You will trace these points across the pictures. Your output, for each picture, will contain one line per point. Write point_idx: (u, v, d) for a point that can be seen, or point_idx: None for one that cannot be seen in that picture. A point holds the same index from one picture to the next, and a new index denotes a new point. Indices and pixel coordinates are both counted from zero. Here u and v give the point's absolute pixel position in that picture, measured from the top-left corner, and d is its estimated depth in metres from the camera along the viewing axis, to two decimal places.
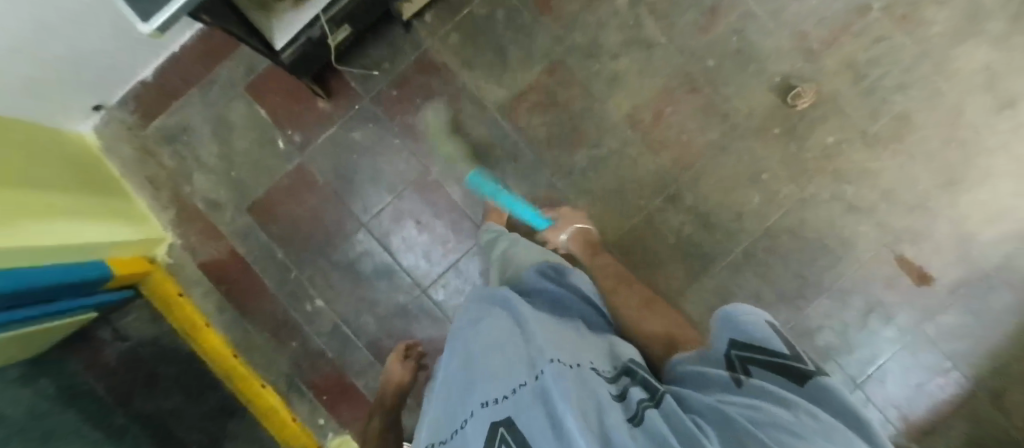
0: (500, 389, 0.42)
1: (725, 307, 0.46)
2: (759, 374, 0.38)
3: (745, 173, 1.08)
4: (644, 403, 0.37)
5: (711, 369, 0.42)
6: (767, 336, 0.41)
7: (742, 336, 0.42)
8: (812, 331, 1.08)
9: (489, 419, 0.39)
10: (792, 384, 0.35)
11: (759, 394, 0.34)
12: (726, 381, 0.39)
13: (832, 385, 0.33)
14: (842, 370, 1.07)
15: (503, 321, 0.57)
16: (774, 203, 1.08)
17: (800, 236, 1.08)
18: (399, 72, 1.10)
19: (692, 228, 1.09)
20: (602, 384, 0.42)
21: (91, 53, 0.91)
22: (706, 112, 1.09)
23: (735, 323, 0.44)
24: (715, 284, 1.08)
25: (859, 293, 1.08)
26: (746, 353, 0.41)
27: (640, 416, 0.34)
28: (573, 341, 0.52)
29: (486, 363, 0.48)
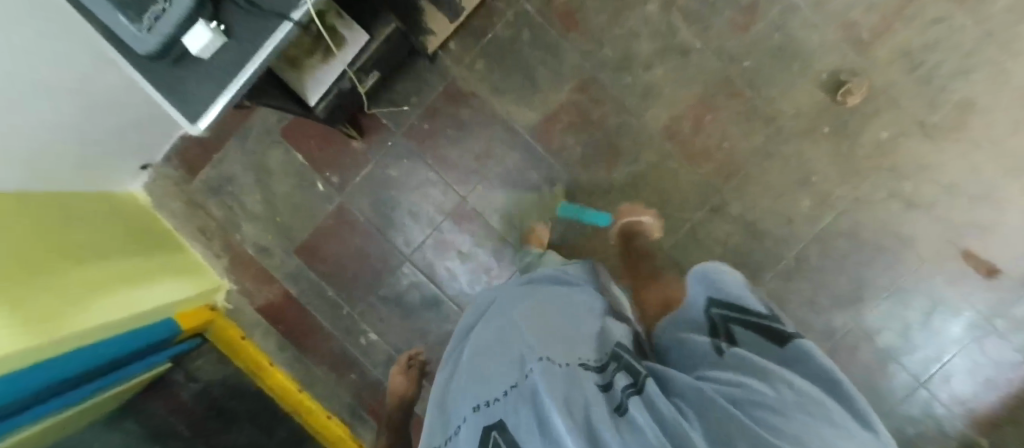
0: (489, 389, 0.40)
1: (696, 269, 0.50)
2: (740, 337, 0.40)
3: (794, 177, 1.04)
4: (629, 393, 0.35)
5: (696, 334, 0.44)
6: (741, 295, 0.44)
7: (719, 296, 0.46)
8: (871, 333, 1.05)
9: (476, 421, 0.37)
10: (768, 344, 0.37)
11: (738, 367, 0.34)
12: (709, 349, 0.40)
13: (804, 343, 0.34)
14: (905, 370, 1.05)
15: (495, 321, 0.55)
16: (826, 206, 1.04)
17: (855, 238, 1.04)
18: (428, 103, 1.09)
19: (739, 237, 1.06)
20: (590, 376, 0.39)
21: (128, 115, 0.93)
22: (748, 116, 1.04)
23: (710, 284, 0.47)
24: (766, 293, 1.06)
25: (921, 292, 1.04)
26: (727, 315, 0.44)
27: (625, 408, 0.33)
28: (563, 332, 0.49)
29: (478, 365, 0.46)
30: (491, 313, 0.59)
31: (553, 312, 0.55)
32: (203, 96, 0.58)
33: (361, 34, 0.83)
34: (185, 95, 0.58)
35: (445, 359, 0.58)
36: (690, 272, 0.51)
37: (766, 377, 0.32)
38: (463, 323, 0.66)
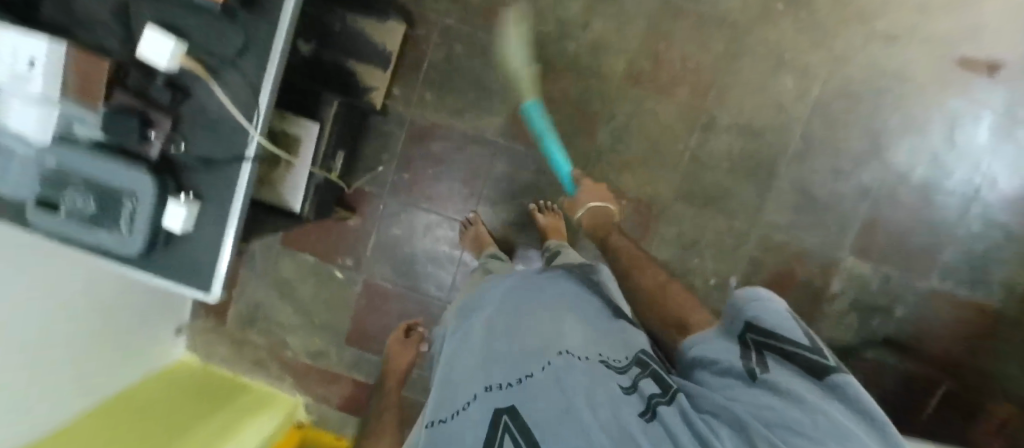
0: (503, 377, 0.42)
1: (737, 291, 0.43)
2: (775, 366, 0.35)
3: (769, 64, 1.02)
4: (655, 398, 0.37)
5: (724, 355, 0.39)
6: (786, 325, 0.38)
7: (756, 322, 0.40)
8: (903, 175, 1.04)
9: (488, 404, 0.39)
10: (806, 377, 0.33)
11: (769, 390, 0.33)
12: (740, 373, 0.36)
13: (852, 385, 0.31)
14: (950, 194, 1.04)
15: (505, 307, 0.56)
16: (811, 78, 1.02)
17: (851, 94, 1.02)
18: (399, 154, 1.09)
19: (742, 144, 1.05)
20: (611, 375, 0.41)
21: (138, 298, 0.93)
22: (701, 28, 1.01)
23: (750, 307, 0.41)
24: (789, 182, 1.05)
25: (934, 116, 1.02)
26: (762, 340, 0.38)
27: (652, 412, 0.35)
28: (583, 330, 0.49)
29: (488, 348, 0.48)
30: (500, 297, 0.59)
31: (566, 304, 0.55)
32: (205, 265, 0.59)
33: (310, 124, 0.83)
34: (194, 270, 0.59)
35: (450, 332, 0.60)
36: (733, 293, 0.44)
37: (803, 403, 0.30)
38: (465, 302, 0.65)
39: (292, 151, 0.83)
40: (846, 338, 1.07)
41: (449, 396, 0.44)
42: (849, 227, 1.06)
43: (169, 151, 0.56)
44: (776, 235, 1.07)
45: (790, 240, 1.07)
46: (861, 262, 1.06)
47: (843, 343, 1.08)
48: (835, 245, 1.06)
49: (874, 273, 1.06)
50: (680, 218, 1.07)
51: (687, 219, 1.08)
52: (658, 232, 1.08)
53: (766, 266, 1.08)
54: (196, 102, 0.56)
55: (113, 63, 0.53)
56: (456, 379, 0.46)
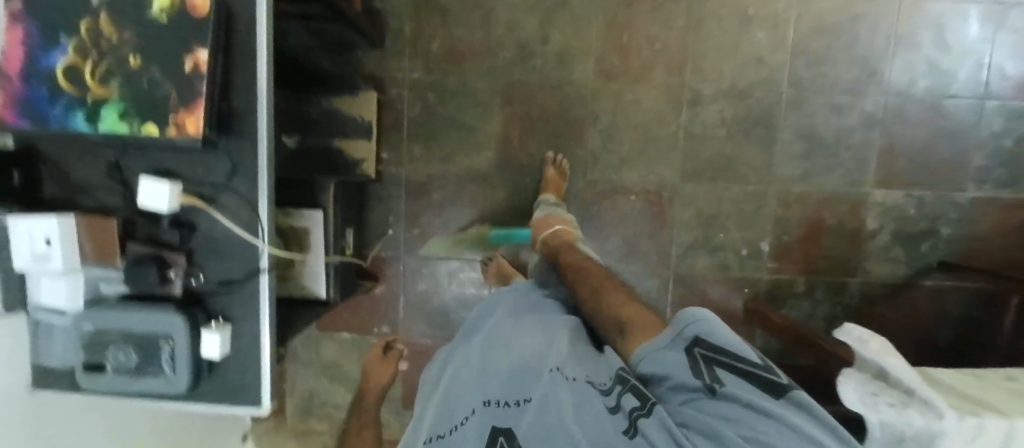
0: (501, 393, 0.38)
1: (682, 310, 0.41)
2: (730, 378, 0.34)
3: (736, 23, 1.00)
4: (636, 412, 0.34)
5: (674, 371, 0.37)
6: (737, 343, 0.36)
7: (705, 337, 0.37)
8: (905, 92, 1.01)
9: (485, 420, 0.35)
10: (761, 390, 0.32)
11: (736, 408, 0.31)
12: (698, 389, 0.34)
13: (809, 403, 0.31)
14: (959, 97, 1.01)
15: (501, 318, 0.51)
16: (781, 24, 1.00)
17: (827, 28, 1.00)
18: (403, 212, 1.10)
19: (733, 107, 1.02)
20: (597, 394, 0.36)
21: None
22: (658, 8, 1.00)
23: (696, 323, 0.39)
24: (792, 131, 1.03)
25: (919, 25, 0.99)
26: (714, 356, 0.36)
27: (636, 429, 0.32)
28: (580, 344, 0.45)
29: (483, 363, 0.42)
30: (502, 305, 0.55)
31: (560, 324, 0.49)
32: (251, 382, 0.61)
33: (313, 212, 0.86)
34: (243, 390, 0.61)
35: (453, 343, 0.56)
36: (678, 312, 0.41)
37: (769, 414, 0.29)
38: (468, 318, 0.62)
39: (302, 242, 0.87)
40: (897, 272, 1.05)
41: (444, 410, 0.40)
42: (867, 159, 1.02)
43: (190, 284, 0.58)
44: (795, 187, 1.04)
45: (810, 188, 1.04)
46: (889, 190, 1.03)
47: (895, 278, 1.06)
48: (858, 181, 1.03)
49: (906, 199, 1.03)
50: (692, 197, 1.06)
51: (700, 196, 1.06)
52: (675, 216, 1.07)
53: (794, 221, 1.05)
54: (202, 231, 0.57)
55: (122, 220, 0.57)
56: (452, 393, 0.41)
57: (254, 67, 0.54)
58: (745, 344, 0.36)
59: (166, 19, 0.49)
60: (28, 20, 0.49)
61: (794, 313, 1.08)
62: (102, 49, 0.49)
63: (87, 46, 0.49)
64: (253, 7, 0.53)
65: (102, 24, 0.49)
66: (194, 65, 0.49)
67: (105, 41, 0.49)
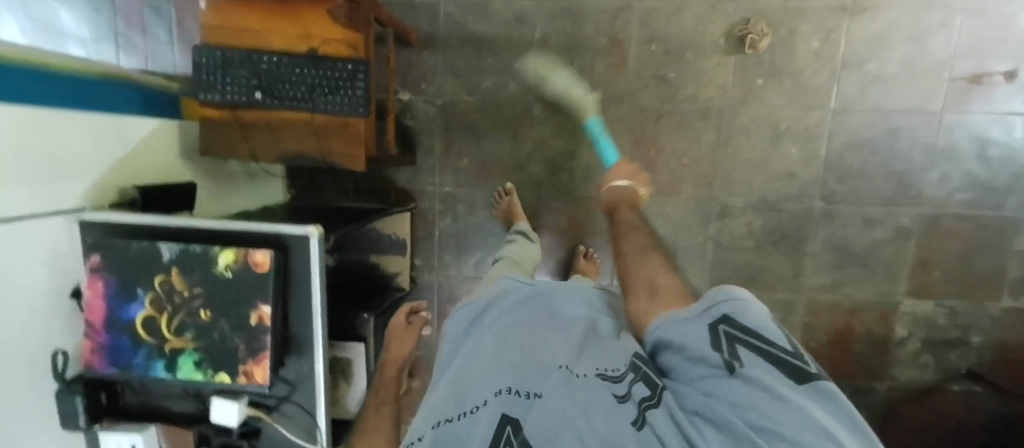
0: (502, 381, 0.33)
1: (720, 287, 0.35)
2: (754, 362, 0.29)
3: (766, 137, 0.99)
4: (646, 403, 0.30)
5: (691, 346, 0.32)
6: (770, 327, 0.31)
7: (736, 315, 0.32)
8: (942, 205, 0.99)
9: (494, 407, 0.30)
10: (784, 376, 0.27)
11: (754, 392, 0.26)
12: (715, 368, 0.30)
13: (839, 395, 0.26)
14: (998, 210, 0.99)
15: (500, 313, 0.44)
16: (814, 139, 0.98)
17: (862, 142, 0.98)
18: (436, 314, 1.14)
19: (762, 219, 1.03)
20: (606, 382, 0.33)
21: None
22: (686, 123, 0.99)
23: (727, 300, 0.33)
24: (822, 243, 1.03)
25: (960, 140, 0.96)
26: (744, 337, 0.31)
27: (644, 420, 0.28)
28: (588, 338, 0.40)
29: (487, 351, 0.38)
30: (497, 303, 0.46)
31: (580, 320, 0.43)
32: None
33: (356, 344, 0.88)
34: None
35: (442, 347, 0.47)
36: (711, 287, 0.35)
37: (788, 400, 0.25)
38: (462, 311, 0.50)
39: (344, 371, 0.91)
40: (922, 377, 1.07)
41: (441, 400, 0.34)
42: (900, 271, 1.02)
43: None
44: (825, 296, 1.05)
45: (838, 297, 1.05)
46: (920, 300, 1.04)
47: (922, 382, 1.07)
48: (890, 291, 1.03)
49: (938, 309, 1.04)
50: None
51: None
52: None
53: (823, 329, 1.06)
54: (266, 435, 0.63)
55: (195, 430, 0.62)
56: (457, 386, 0.35)
57: (309, 294, 0.57)
58: (773, 325, 0.31)
59: (230, 274, 0.54)
60: (106, 276, 0.54)
61: None
62: (175, 302, 0.54)
63: (162, 299, 0.54)
64: (306, 248, 0.56)
65: (174, 279, 0.54)
66: (258, 319, 0.54)
67: (177, 295, 0.54)
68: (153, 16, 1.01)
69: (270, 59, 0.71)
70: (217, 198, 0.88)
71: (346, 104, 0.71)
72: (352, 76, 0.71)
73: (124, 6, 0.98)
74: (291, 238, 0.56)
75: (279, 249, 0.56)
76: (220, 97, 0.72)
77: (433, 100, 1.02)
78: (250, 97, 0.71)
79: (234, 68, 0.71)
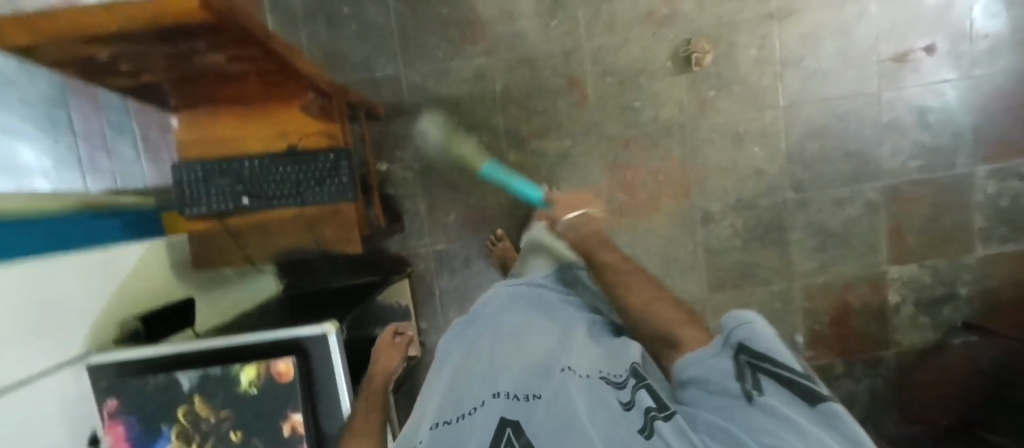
0: (512, 384, 0.33)
1: (732, 315, 0.37)
2: (768, 384, 0.29)
3: (729, 142, 1.05)
4: (652, 413, 0.30)
5: (712, 374, 0.33)
6: (788, 357, 0.32)
7: (751, 343, 0.33)
8: (900, 175, 1.06)
9: (494, 414, 0.29)
10: (796, 397, 0.28)
11: (769, 413, 0.26)
12: (734, 393, 0.30)
13: (849, 418, 0.25)
14: (950, 170, 1.06)
15: (500, 320, 0.46)
16: (772, 137, 1.05)
17: (816, 132, 1.05)
18: None
19: (743, 218, 1.08)
20: (611, 390, 0.33)
21: None
22: (654, 143, 1.05)
23: (743, 329, 0.35)
24: (802, 230, 1.08)
25: (901, 113, 1.04)
26: (761, 364, 0.31)
27: (652, 429, 0.28)
28: (586, 347, 0.41)
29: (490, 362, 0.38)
30: (496, 311, 0.49)
31: (572, 325, 0.45)
32: None
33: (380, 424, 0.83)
34: None
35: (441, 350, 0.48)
36: (725, 314, 0.38)
37: (798, 426, 0.25)
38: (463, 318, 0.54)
39: None
40: (925, 338, 1.12)
41: (444, 405, 0.34)
42: (878, 242, 1.09)
43: None
44: (817, 279, 1.10)
45: (827, 276, 1.10)
46: (903, 265, 1.10)
47: (925, 342, 1.12)
48: (874, 262, 1.09)
49: (921, 270, 1.10)
50: (722, 304, 1.10)
51: (728, 303, 1.10)
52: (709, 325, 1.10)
53: (822, 311, 1.11)
54: None
55: None
56: (457, 391, 0.35)
57: (333, 392, 0.57)
58: (792, 355, 0.32)
59: (254, 390, 0.54)
60: (128, 417, 0.55)
61: (840, 392, 1.14)
62: (202, 429, 0.55)
63: (188, 428, 0.55)
64: (325, 346, 0.56)
65: (197, 407, 0.54)
66: (291, 428, 0.54)
67: (204, 422, 0.55)
68: (116, 135, 0.93)
69: (252, 163, 0.72)
70: (216, 306, 0.87)
71: (334, 193, 0.73)
72: (335, 164, 0.72)
73: (84, 129, 0.88)
74: (306, 340, 0.56)
75: (299, 353, 0.56)
76: (206, 209, 0.72)
77: (411, 166, 1.05)
78: (236, 203, 0.72)
79: (217, 179, 0.72)
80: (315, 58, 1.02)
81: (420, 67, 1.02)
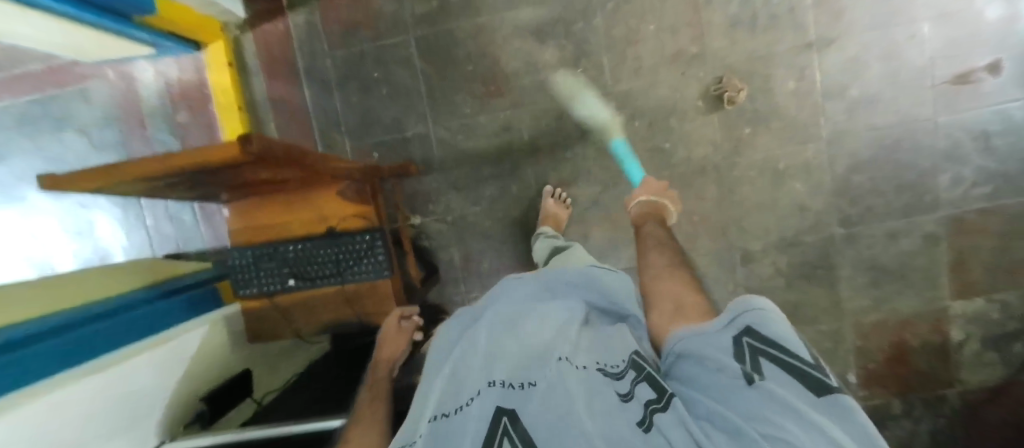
0: (506, 375, 0.37)
1: (739, 299, 0.37)
2: (769, 371, 0.31)
3: (769, 180, 1.01)
4: (652, 405, 0.33)
5: (710, 352, 0.34)
6: (789, 340, 0.33)
7: (757, 328, 0.34)
8: (961, 204, 0.99)
9: (492, 401, 0.34)
10: (801, 387, 0.29)
11: (769, 399, 0.28)
12: (735, 376, 0.31)
13: (855, 408, 0.27)
14: (1021, 196, 0.97)
15: (509, 309, 0.50)
16: (815, 171, 1.00)
17: (865, 163, 0.99)
18: None
19: (786, 256, 1.03)
20: (609, 381, 0.36)
21: None
22: (687, 184, 1.02)
23: (749, 313, 0.35)
24: (851, 265, 1.03)
25: (962, 139, 0.96)
26: (761, 348, 0.33)
27: (651, 422, 0.31)
28: (587, 338, 0.44)
29: (496, 349, 0.42)
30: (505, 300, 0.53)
31: (578, 315, 0.48)
32: None
33: None
34: None
35: (452, 327, 0.53)
36: (732, 300, 0.38)
37: (803, 416, 0.26)
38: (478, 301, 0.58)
39: None
40: (996, 376, 1.04)
41: (447, 390, 0.39)
42: (939, 276, 1.02)
43: None
44: (870, 316, 1.04)
45: (881, 313, 1.04)
46: (968, 299, 1.02)
47: (996, 379, 1.04)
48: (935, 298, 1.02)
49: (989, 304, 1.02)
50: None
51: None
52: None
53: (877, 349, 1.05)
54: None
55: None
56: (458, 379, 0.39)
57: None
58: (795, 338, 0.33)
59: None
60: None
61: (899, 433, 1.08)
62: None
63: None
64: None
65: None
66: None
67: None
68: (178, 206, 1.08)
69: (295, 247, 0.76)
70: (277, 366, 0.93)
71: (371, 270, 0.76)
72: (370, 245, 0.75)
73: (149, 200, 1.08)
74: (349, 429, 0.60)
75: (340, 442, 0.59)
76: (259, 290, 0.78)
77: (443, 218, 1.07)
78: (284, 284, 0.77)
79: (266, 262, 0.77)
80: (348, 119, 1.06)
81: (448, 123, 1.04)
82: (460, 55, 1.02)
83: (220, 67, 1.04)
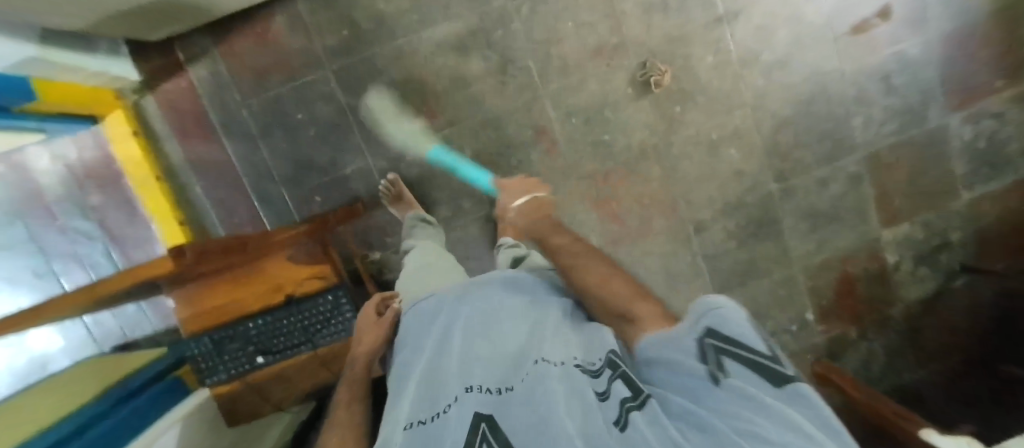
0: (491, 380, 0.33)
1: (703, 299, 0.32)
2: (733, 369, 0.26)
3: (706, 152, 1.05)
4: (625, 403, 0.27)
5: (679, 358, 0.29)
6: (751, 334, 0.28)
7: (719, 324, 0.29)
8: (876, 142, 1.07)
9: (471, 408, 0.30)
10: (761, 380, 0.25)
11: (738, 397, 0.24)
12: (699, 377, 0.27)
13: (815, 397, 0.23)
14: (924, 126, 1.07)
15: (473, 315, 0.45)
16: (745, 136, 1.05)
17: (787, 120, 1.05)
18: None
19: (733, 219, 1.09)
20: (586, 380, 0.31)
21: None
22: (632, 169, 1.05)
23: (710, 309, 0.30)
24: (792, 216, 1.10)
25: (867, 83, 1.04)
26: (723, 346, 0.28)
27: (626, 420, 0.25)
28: (553, 334, 0.39)
29: (469, 357, 0.38)
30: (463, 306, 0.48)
31: (530, 318, 0.43)
32: None
33: None
34: None
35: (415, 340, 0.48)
36: (694, 303, 0.32)
37: (770, 411, 0.22)
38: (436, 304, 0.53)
39: None
40: (929, 287, 1.16)
41: (418, 403, 0.35)
42: (868, 210, 1.11)
43: None
44: (816, 257, 1.13)
45: (824, 253, 1.13)
46: (895, 226, 1.12)
47: (929, 290, 1.16)
48: (867, 230, 1.12)
49: (913, 226, 1.12)
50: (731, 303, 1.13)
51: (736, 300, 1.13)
52: None
53: (826, 285, 1.14)
54: None
55: None
56: (434, 390, 0.35)
57: None
58: (763, 335, 0.28)
59: None
60: None
61: (858, 354, 1.18)
62: None
63: None
64: None
65: None
66: None
67: None
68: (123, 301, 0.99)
69: (256, 324, 0.74)
70: None
71: (341, 329, 0.75)
72: (336, 304, 0.75)
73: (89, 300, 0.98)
74: None
75: None
76: (227, 375, 0.74)
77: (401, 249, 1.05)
78: (252, 362, 0.74)
79: (228, 346, 0.74)
80: (280, 166, 1.01)
81: (387, 154, 1.01)
82: (385, 83, 0.99)
83: (124, 139, 0.96)
